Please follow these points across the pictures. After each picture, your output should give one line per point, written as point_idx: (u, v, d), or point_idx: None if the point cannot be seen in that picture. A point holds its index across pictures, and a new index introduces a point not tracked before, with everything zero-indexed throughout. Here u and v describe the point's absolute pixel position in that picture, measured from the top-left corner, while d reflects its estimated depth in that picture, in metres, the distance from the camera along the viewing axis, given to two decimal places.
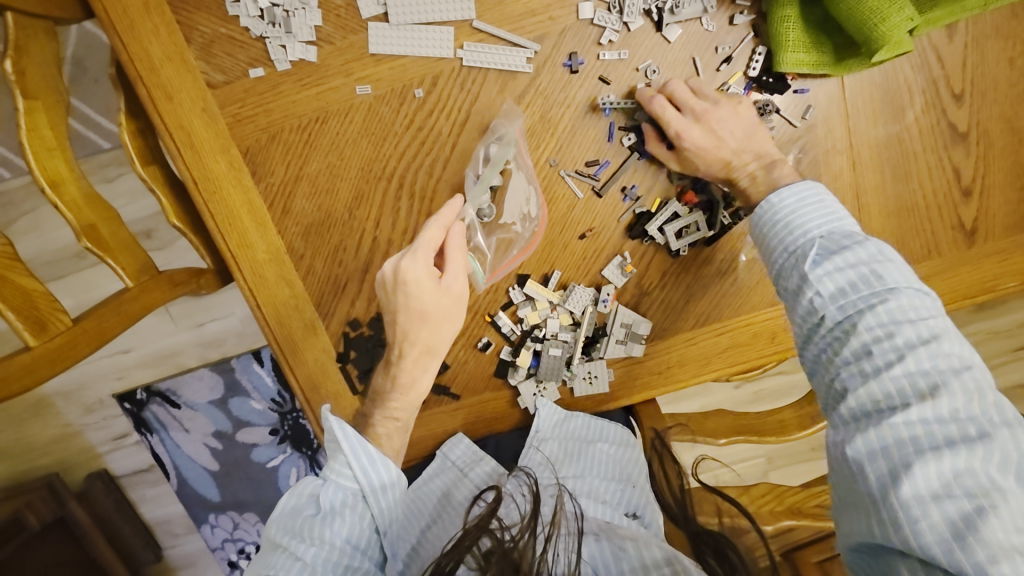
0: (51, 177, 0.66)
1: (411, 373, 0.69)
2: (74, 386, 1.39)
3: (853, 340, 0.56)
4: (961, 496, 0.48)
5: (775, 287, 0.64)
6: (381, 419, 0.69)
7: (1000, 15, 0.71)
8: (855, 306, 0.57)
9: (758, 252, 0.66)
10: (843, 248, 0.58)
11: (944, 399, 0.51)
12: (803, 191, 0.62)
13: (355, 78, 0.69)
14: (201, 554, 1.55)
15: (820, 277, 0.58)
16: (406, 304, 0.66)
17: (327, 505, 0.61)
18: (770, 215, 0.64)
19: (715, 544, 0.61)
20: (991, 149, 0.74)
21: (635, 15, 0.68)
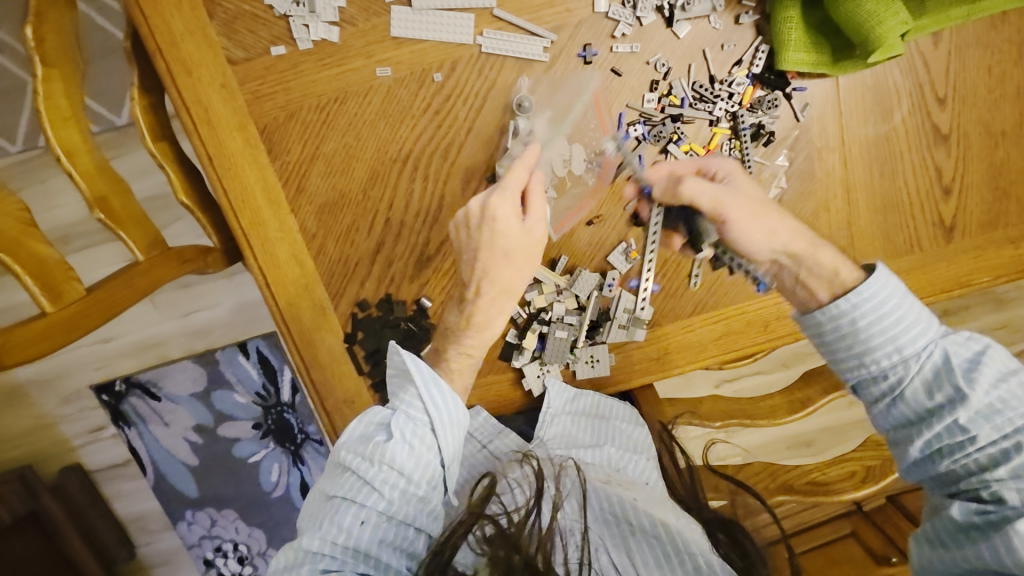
0: (66, 147, 0.65)
1: (487, 314, 0.67)
2: (50, 376, 1.35)
3: (1012, 458, 0.55)
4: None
5: (890, 401, 0.61)
6: (456, 354, 0.68)
7: (981, 25, 0.76)
8: (1011, 425, 0.56)
9: (845, 355, 0.63)
10: (988, 367, 0.58)
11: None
12: (895, 294, 0.61)
13: (376, 60, 0.70)
14: (176, 552, 1.51)
15: (977, 392, 0.57)
16: (491, 240, 0.64)
17: (398, 434, 0.59)
18: (872, 315, 0.61)
19: (729, 529, 0.67)
20: (970, 150, 0.79)
21: (649, 10, 0.71)
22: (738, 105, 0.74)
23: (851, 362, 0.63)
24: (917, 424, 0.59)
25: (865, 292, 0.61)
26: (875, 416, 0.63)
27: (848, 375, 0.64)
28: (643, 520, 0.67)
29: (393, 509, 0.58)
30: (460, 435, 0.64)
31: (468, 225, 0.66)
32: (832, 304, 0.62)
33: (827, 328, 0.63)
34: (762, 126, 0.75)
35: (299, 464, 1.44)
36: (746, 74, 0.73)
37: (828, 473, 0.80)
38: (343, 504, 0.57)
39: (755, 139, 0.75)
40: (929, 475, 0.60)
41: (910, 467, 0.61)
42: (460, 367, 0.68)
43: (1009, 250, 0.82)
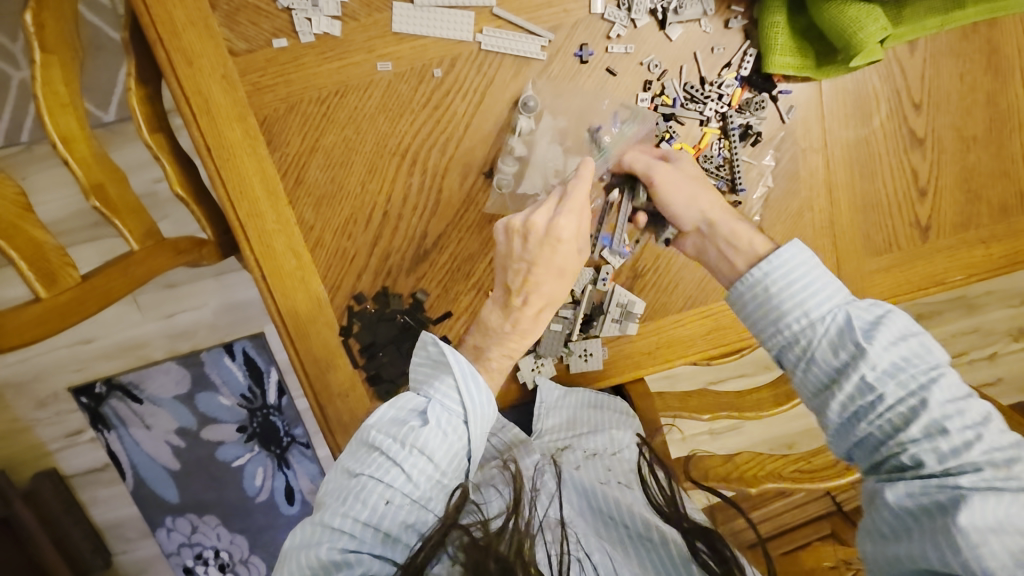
0: (63, 134, 0.65)
1: (531, 322, 0.69)
2: (26, 378, 1.32)
3: (921, 415, 0.55)
4: (1015, 533, 0.50)
5: (804, 365, 0.60)
6: (499, 355, 0.70)
7: (953, 36, 0.80)
8: (916, 381, 0.56)
9: (762, 322, 0.63)
10: (886, 324, 0.58)
11: (1017, 467, 0.52)
12: (807, 262, 0.61)
13: (377, 55, 0.72)
14: (153, 560, 1.47)
15: (876, 348, 0.56)
16: (550, 258, 0.66)
17: (433, 421, 0.61)
18: (781, 281, 0.62)
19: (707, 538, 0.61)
20: (944, 154, 0.83)
21: (643, 13, 0.73)
22: (727, 105, 0.77)
23: (768, 328, 0.63)
24: (830, 387, 0.59)
25: (774, 260, 0.63)
26: (796, 386, 0.62)
27: (768, 343, 0.64)
28: (635, 523, 0.69)
29: (417, 494, 0.60)
30: (487, 429, 0.66)
31: (526, 236, 0.66)
32: (748, 273, 0.64)
33: (746, 296, 0.64)
34: (750, 127, 0.78)
35: (284, 467, 1.42)
36: (735, 76, 0.76)
37: (814, 462, 0.81)
38: (368, 482, 0.59)
39: (744, 139, 0.78)
40: (850, 443, 0.59)
41: (833, 437, 0.60)
42: (501, 365, 0.70)
43: (981, 251, 0.86)
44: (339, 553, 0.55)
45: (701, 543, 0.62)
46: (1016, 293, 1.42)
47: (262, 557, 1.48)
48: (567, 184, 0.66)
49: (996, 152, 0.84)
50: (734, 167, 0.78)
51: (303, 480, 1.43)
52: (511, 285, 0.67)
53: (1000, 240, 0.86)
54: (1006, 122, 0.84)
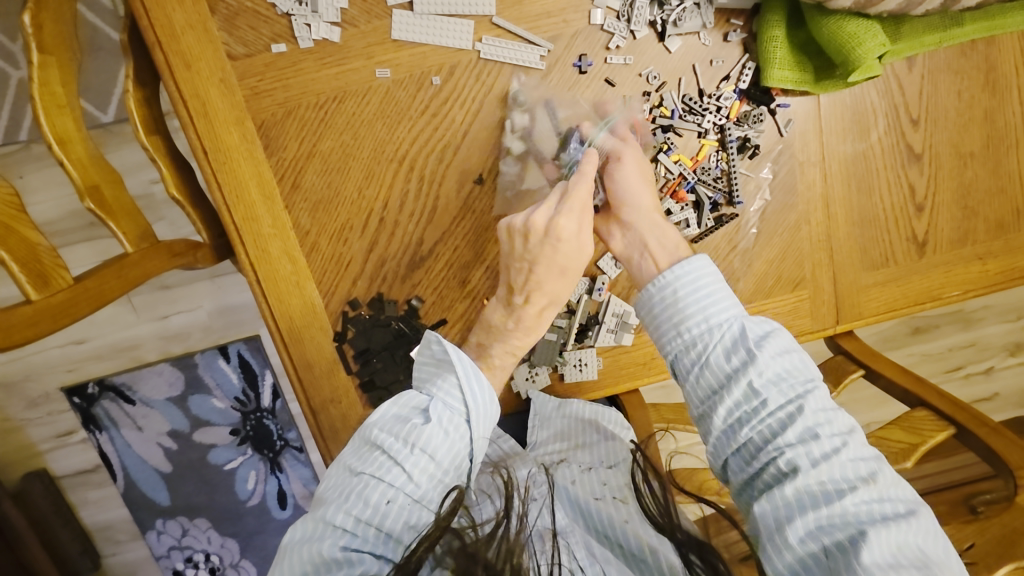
0: (59, 135, 0.64)
1: (534, 320, 0.69)
2: (19, 378, 1.31)
3: (797, 420, 0.57)
4: (910, 565, 0.49)
5: (698, 369, 0.62)
6: (501, 353, 0.69)
7: (950, 53, 0.80)
8: (794, 389, 0.59)
9: (665, 326, 0.65)
10: (769, 334, 0.61)
11: (885, 486, 0.54)
12: (711, 274, 0.65)
13: (376, 62, 0.72)
14: (143, 563, 1.46)
15: (764, 356, 0.59)
16: (552, 257, 0.65)
17: (435, 419, 0.61)
18: (689, 285, 0.64)
19: (700, 552, 0.59)
20: (941, 170, 0.83)
21: (642, 24, 0.74)
22: (725, 118, 0.77)
23: (669, 332, 0.65)
24: (720, 392, 0.60)
25: (680, 269, 0.65)
26: (686, 393, 0.63)
27: (667, 349, 0.65)
28: (629, 541, 0.68)
29: (420, 494, 0.59)
30: (488, 430, 0.66)
31: (527, 235, 0.66)
32: (660, 276, 0.66)
33: (656, 299, 0.66)
34: (748, 139, 0.78)
35: (277, 471, 1.41)
36: (734, 89, 0.77)
37: None
38: (370, 481, 0.58)
39: (741, 152, 0.78)
40: (730, 451, 0.59)
41: (714, 448, 0.61)
42: (504, 363, 0.70)
43: (977, 267, 0.86)
44: (340, 550, 0.54)
45: (695, 556, 0.60)
46: (1012, 308, 1.42)
47: (252, 561, 1.46)
48: (568, 182, 0.66)
49: (992, 169, 0.84)
50: (731, 179, 0.79)
51: (296, 485, 1.42)
52: (515, 283, 0.67)
53: (996, 257, 0.86)
54: (1003, 139, 0.84)
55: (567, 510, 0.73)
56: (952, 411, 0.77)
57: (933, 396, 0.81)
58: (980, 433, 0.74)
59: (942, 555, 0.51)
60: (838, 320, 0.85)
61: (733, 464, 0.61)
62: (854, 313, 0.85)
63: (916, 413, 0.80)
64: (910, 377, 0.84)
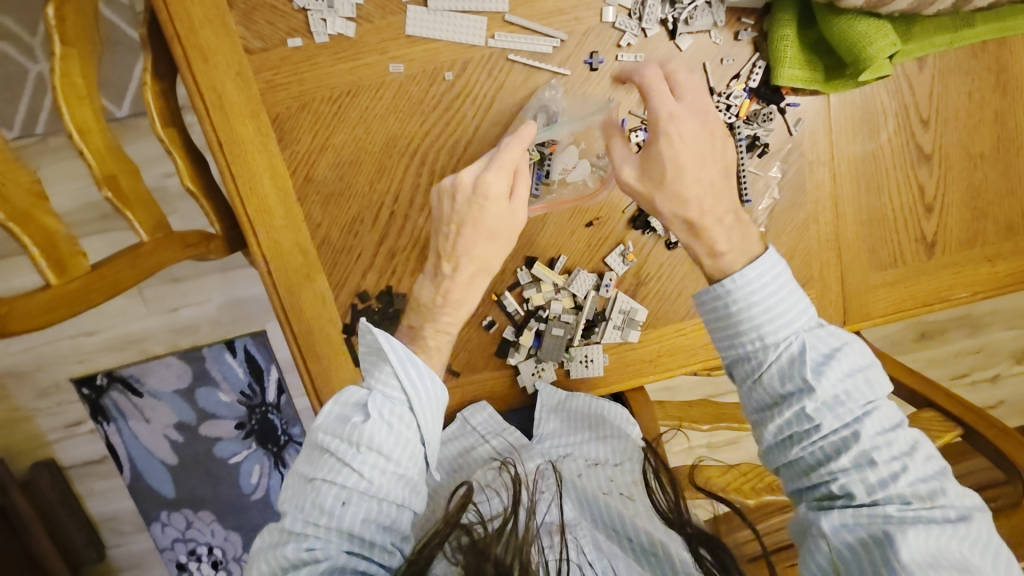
0: (79, 125, 0.66)
1: (464, 292, 0.67)
2: (30, 367, 1.32)
3: (852, 446, 0.57)
4: (950, 567, 0.52)
5: (751, 384, 0.61)
6: (432, 332, 0.67)
7: (962, 53, 0.80)
8: (852, 414, 0.57)
9: (721, 338, 0.63)
10: (834, 356, 0.58)
11: (941, 498, 0.55)
12: (773, 281, 0.61)
13: (390, 57, 0.73)
14: (147, 554, 1.47)
15: (823, 383, 0.57)
16: (478, 220, 0.64)
17: (376, 415, 0.60)
18: (743, 301, 0.61)
19: (709, 545, 0.60)
20: (951, 171, 0.83)
21: (653, 22, 0.74)
22: (734, 116, 0.77)
23: (724, 343, 0.63)
24: (773, 409, 0.60)
25: (740, 279, 0.61)
26: (740, 399, 0.64)
27: (722, 355, 0.65)
28: (638, 535, 0.69)
29: (375, 489, 0.59)
30: (438, 413, 0.65)
31: (454, 196, 0.64)
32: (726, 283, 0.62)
33: (709, 306, 0.63)
34: (757, 138, 0.78)
35: (281, 466, 1.42)
36: (743, 87, 0.77)
37: None
38: (322, 485, 0.58)
39: (750, 150, 0.79)
40: (781, 464, 0.61)
41: (765, 454, 0.62)
42: (438, 342, 0.68)
43: (986, 269, 0.86)
44: (305, 551, 0.56)
45: (705, 551, 0.61)
46: (1021, 314, 1.41)
47: None
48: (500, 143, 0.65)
49: (1002, 170, 0.84)
50: (740, 177, 0.79)
51: None
52: (441, 249, 0.66)
53: (1006, 259, 0.87)
54: (1014, 140, 0.84)
55: (575, 504, 0.74)
56: (959, 411, 0.78)
57: (940, 397, 0.80)
58: (988, 435, 0.74)
59: (992, 562, 0.53)
60: (845, 319, 0.85)
61: (785, 471, 0.62)
62: (862, 313, 0.85)
63: (923, 413, 0.80)
64: (917, 378, 0.84)
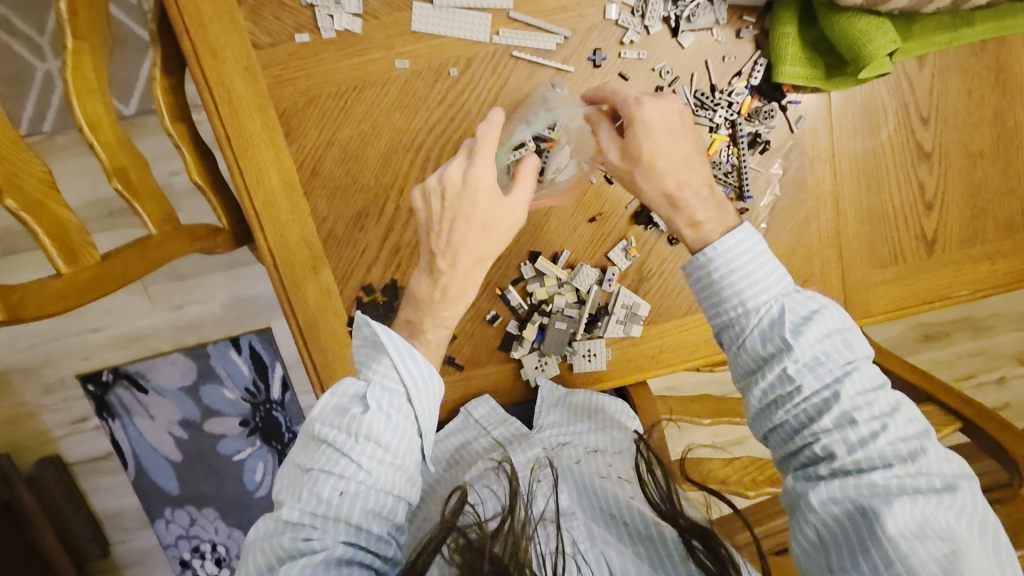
0: (90, 118, 0.67)
1: (460, 286, 0.65)
2: (36, 364, 1.33)
3: (833, 407, 0.57)
4: (936, 538, 0.51)
5: (735, 348, 0.62)
6: (433, 326, 0.66)
7: (962, 52, 0.81)
8: (831, 374, 0.58)
9: (707, 305, 0.65)
10: (811, 316, 0.59)
11: (923, 461, 0.55)
12: (753, 247, 0.62)
13: (395, 52, 0.74)
14: (151, 551, 1.48)
15: (801, 343, 0.58)
16: (470, 212, 0.63)
17: (374, 406, 0.60)
18: (724, 268, 0.62)
19: (703, 535, 0.61)
20: (951, 169, 0.84)
21: (656, 20, 0.75)
22: (736, 114, 0.78)
23: (710, 310, 0.64)
24: (756, 373, 0.61)
25: (719, 246, 0.62)
26: (726, 366, 0.65)
27: (710, 324, 0.66)
28: (634, 520, 0.70)
29: (372, 480, 0.59)
30: (435, 405, 0.65)
31: (444, 193, 0.63)
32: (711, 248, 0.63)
33: (698, 277, 0.64)
34: (759, 135, 0.79)
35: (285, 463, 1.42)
36: (745, 85, 0.78)
37: None
38: (321, 475, 0.59)
39: (752, 147, 0.80)
40: (767, 431, 0.62)
41: (754, 424, 0.63)
42: (438, 338, 0.67)
43: (987, 266, 0.87)
44: (302, 541, 0.56)
45: (697, 541, 0.62)
46: None
47: None
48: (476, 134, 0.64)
49: (1002, 168, 0.85)
50: (742, 174, 0.79)
51: None
52: (435, 246, 0.64)
53: (1006, 257, 0.87)
54: (1013, 139, 0.84)
55: (573, 492, 0.74)
56: (960, 406, 0.78)
57: (940, 392, 0.81)
58: (988, 430, 0.74)
59: (979, 534, 0.52)
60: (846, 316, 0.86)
61: (773, 440, 0.63)
62: (863, 310, 0.86)
63: (924, 409, 0.81)
64: (918, 374, 0.84)
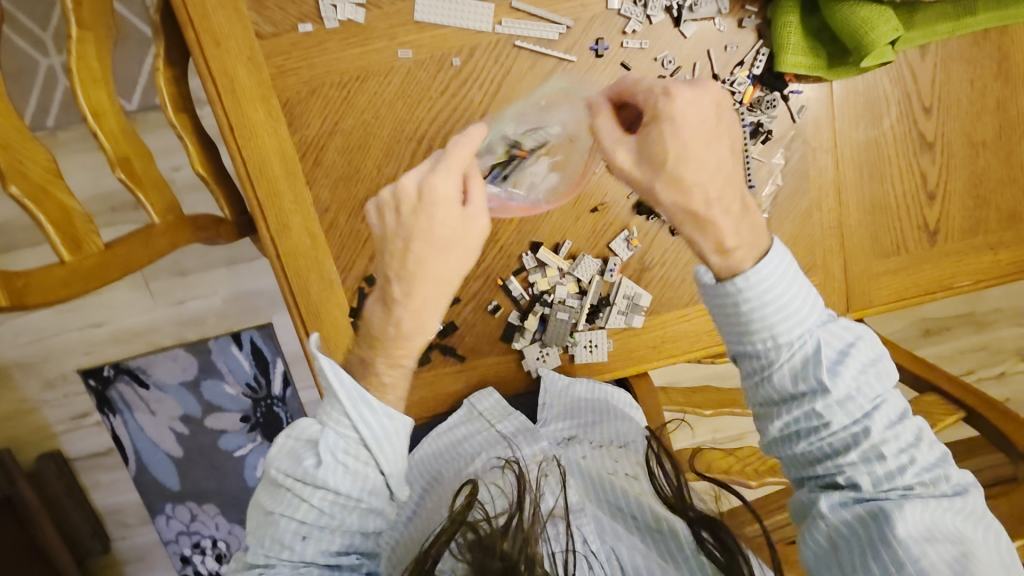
0: (94, 107, 0.67)
1: (415, 319, 0.59)
2: (37, 359, 1.34)
3: (862, 442, 0.55)
4: (946, 541, 0.53)
5: (760, 382, 0.58)
6: (386, 368, 0.60)
7: (964, 42, 0.81)
8: (863, 410, 0.56)
9: (729, 335, 0.59)
10: (846, 353, 0.56)
11: (943, 484, 0.55)
12: (783, 275, 0.56)
13: (398, 43, 0.74)
14: (152, 546, 1.48)
15: (837, 384, 0.55)
16: (427, 228, 0.57)
17: (328, 459, 0.56)
18: (756, 300, 0.55)
19: (714, 529, 0.61)
20: (953, 159, 0.84)
21: (658, 9, 0.75)
22: (738, 103, 0.78)
23: (732, 341, 0.59)
24: (781, 407, 0.58)
25: (752, 276, 0.55)
26: (744, 393, 0.61)
27: (728, 351, 0.60)
28: (641, 514, 0.71)
29: (332, 523, 0.57)
30: (401, 445, 0.60)
31: (399, 207, 0.58)
32: (742, 278, 0.55)
33: (717, 302, 0.58)
34: (760, 125, 0.79)
35: None
36: (747, 74, 0.78)
37: None
38: (281, 520, 0.56)
39: (753, 137, 0.80)
40: (785, 454, 0.60)
41: (768, 445, 0.61)
42: (394, 378, 0.61)
43: (989, 257, 0.87)
44: None
45: (706, 534, 0.62)
46: None
47: None
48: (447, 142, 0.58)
49: (1005, 158, 0.85)
50: (742, 164, 0.80)
51: None
52: (391, 269, 0.59)
53: (1008, 247, 0.87)
54: (1016, 129, 0.84)
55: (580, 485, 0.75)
56: (962, 395, 0.79)
57: (942, 380, 0.81)
58: (990, 417, 0.75)
59: (987, 535, 0.54)
60: (848, 306, 0.86)
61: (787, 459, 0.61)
62: (864, 300, 0.86)
63: (926, 397, 0.81)
64: (921, 364, 0.84)
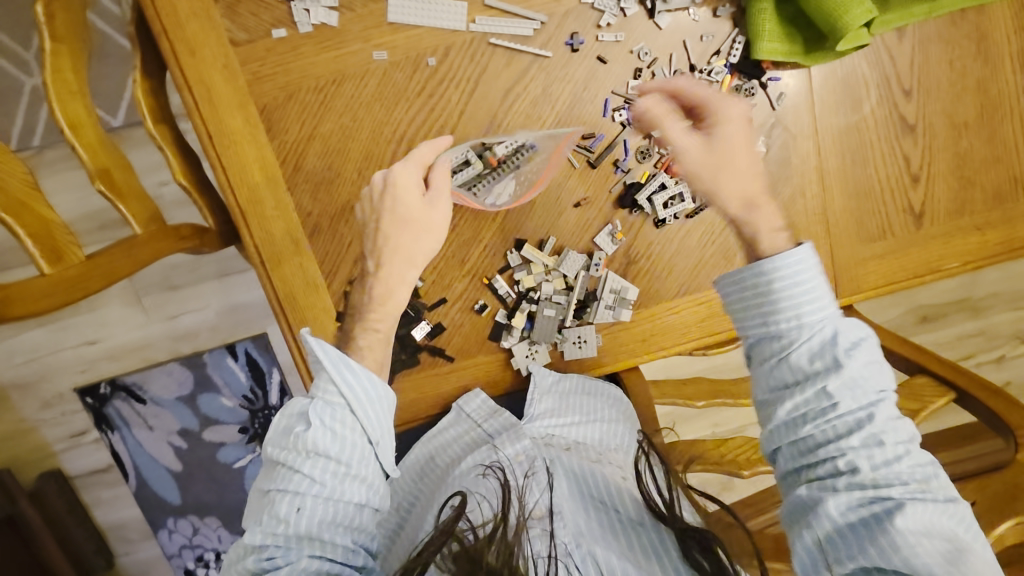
0: (70, 118, 0.67)
1: (388, 284, 0.65)
2: (34, 379, 1.34)
3: (866, 427, 0.56)
4: (941, 537, 0.54)
5: (777, 360, 0.60)
6: (362, 331, 0.64)
7: (941, 23, 0.81)
8: (869, 398, 0.57)
9: (753, 313, 0.61)
10: (858, 341, 0.59)
11: (935, 483, 0.56)
12: (813, 266, 0.60)
13: (373, 44, 0.74)
14: (155, 562, 1.47)
15: (852, 363, 0.57)
16: (393, 207, 0.66)
17: (317, 423, 0.57)
18: (789, 278, 0.59)
19: (701, 538, 0.62)
20: (935, 141, 0.84)
21: (631, 2, 0.75)
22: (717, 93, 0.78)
23: (754, 318, 0.61)
24: (791, 387, 0.59)
25: (784, 258, 0.60)
26: (755, 375, 0.62)
27: (746, 331, 0.63)
28: (625, 508, 0.71)
29: (328, 492, 0.56)
30: (386, 411, 0.62)
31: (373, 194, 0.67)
32: (775, 258, 0.60)
33: (747, 281, 0.61)
34: None
35: None
36: (724, 63, 0.78)
37: None
38: (276, 495, 0.56)
39: None
40: (786, 442, 0.59)
41: (770, 433, 0.60)
42: (368, 341, 0.64)
43: (976, 238, 0.86)
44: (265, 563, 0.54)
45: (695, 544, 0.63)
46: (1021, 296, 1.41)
47: None
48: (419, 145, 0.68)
49: (987, 138, 0.85)
50: None
51: None
52: (367, 246, 0.67)
53: (995, 227, 0.87)
54: (997, 109, 0.84)
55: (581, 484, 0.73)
56: (952, 376, 0.79)
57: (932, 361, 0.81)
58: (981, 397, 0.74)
59: (978, 539, 0.54)
60: (836, 292, 0.85)
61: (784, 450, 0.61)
62: (853, 287, 0.86)
63: (917, 379, 0.81)
64: (915, 348, 0.84)
